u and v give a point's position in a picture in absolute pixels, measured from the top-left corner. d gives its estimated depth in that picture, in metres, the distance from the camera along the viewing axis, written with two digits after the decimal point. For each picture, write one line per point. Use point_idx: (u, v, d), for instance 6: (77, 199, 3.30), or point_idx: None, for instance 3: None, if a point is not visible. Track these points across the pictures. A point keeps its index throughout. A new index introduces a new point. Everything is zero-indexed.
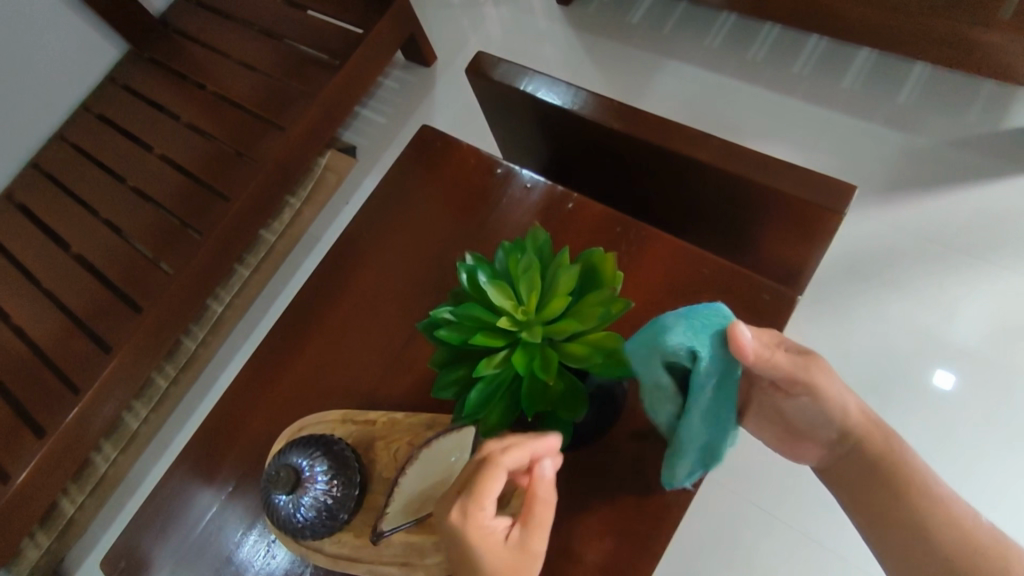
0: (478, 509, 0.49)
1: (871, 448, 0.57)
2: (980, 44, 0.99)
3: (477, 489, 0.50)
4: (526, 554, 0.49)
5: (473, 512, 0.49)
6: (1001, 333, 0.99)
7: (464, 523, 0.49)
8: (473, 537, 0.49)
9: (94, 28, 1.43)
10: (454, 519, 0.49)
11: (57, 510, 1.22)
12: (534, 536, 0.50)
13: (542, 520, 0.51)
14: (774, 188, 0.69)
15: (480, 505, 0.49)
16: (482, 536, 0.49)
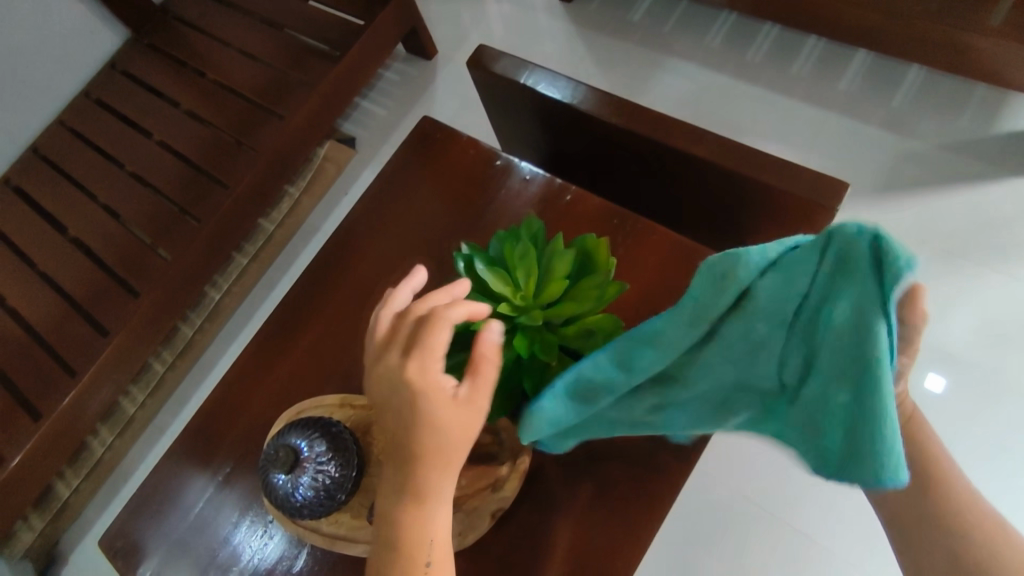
0: (432, 359, 0.46)
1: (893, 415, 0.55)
2: (973, 49, 1.01)
3: (426, 340, 0.47)
4: (476, 410, 0.46)
5: (427, 364, 0.46)
6: (987, 335, 1.02)
7: (423, 379, 0.46)
8: (419, 390, 0.46)
9: (94, 13, 1.43)
10: (408, 371, 0.46)
11: (51, 494, 1.22)
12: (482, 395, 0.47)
13: (490, 380, 0.47)
14: (769, 185, 0.70)
15: (429, 356, 0.47)
16: (431, 388, 0.46)
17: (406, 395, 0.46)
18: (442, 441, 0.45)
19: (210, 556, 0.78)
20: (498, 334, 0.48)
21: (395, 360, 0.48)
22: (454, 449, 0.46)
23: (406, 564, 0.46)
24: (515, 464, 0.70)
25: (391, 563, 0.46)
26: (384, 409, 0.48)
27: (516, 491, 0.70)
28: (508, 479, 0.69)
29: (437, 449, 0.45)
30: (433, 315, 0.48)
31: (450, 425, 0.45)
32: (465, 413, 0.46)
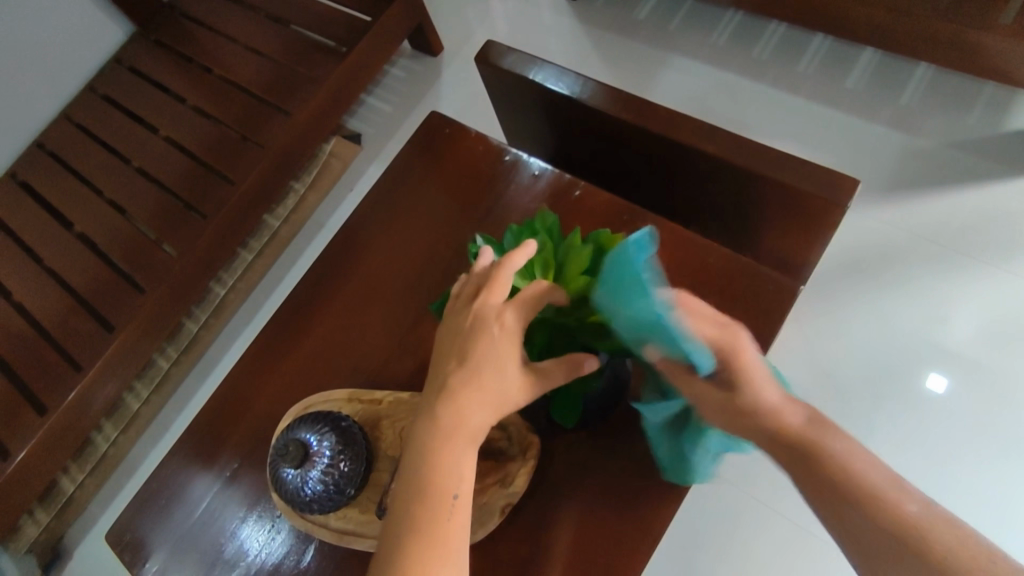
0: (500, 302, 0.53)
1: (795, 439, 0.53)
2: (982, 46, 1.00)
3: (529, 299, 0.53)
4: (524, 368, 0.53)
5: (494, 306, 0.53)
6: (994, 334, 1.01)
7: (488, 318, 0.53)
8: (508, 336, 0.52)
9: (100, 8, 1.43)
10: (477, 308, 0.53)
11: (57, 488, 1.23)
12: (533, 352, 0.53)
13: (555, 378, 0.55)
14: (780, 181, 0.70)
15: (524, 314, 0.53)
16: (513, 341, 0.52)
17: (495, 333, 0.52)
18: (504, 389, 0.52)
19: (217, 551, 0.78)
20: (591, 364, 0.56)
21: (494, 300, 0.53)
22: (507, 402, 0.52)
23: (437, 493, 0.48)
24: (525, 460, 0.70)
25: (424, 489, 0.49)
26: (458, 332, 0.53)
27: (525, 487, 0.70)
28: (517, 475, 0.69)
29: (497, 391, 0.51)
30: (540, 283, 0.54)
31: (515, 380, 0.52)
32: (528, 386, 0.53)
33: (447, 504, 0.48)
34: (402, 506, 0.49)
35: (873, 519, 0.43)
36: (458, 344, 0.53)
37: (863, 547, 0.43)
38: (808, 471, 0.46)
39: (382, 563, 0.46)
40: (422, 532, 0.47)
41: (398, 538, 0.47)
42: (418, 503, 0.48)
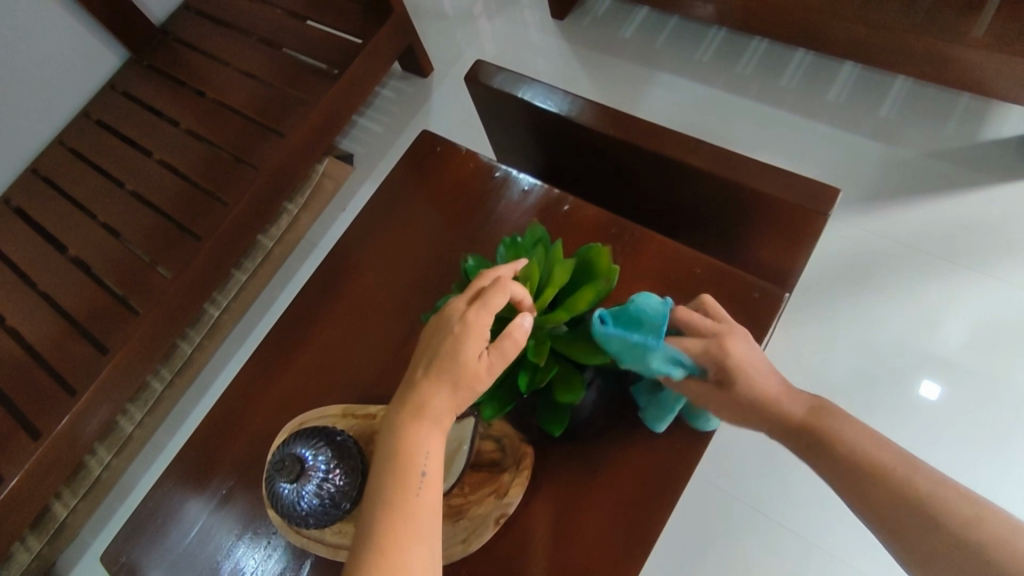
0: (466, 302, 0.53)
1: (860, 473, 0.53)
2: (955, 60, 1.03)
3: (489, 297, 0.52)
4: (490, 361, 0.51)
5: (459, 308, 0.53)
6: (983, 339, 1.03)
7: (454, 317, 0.52)
8: (465, 333, 0.51)
9: (94, 34, 1.45)
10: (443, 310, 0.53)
11: (49, 515, 1.21)
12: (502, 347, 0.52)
13: (506, 353, 0.52)
14: (763, 193, 0.72)
15: (484, 310, 0.52)
16: (471, 337, 0.51)
17: (453, 332, 0.51)
18: (462, 378, 0.51)
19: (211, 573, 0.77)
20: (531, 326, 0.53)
21: (459, 303, 0.53)
22: (464, 390, 0.51)
23: (399, 476, 0.49)
24: (519, 470, 0.70)
25: (388, 476, 0.49)
26: (428, 336, 0.54)
27: (520, 498, 0.70)
28: (511, 485, 0.70)
29: (455, 381, 0.51)
30: (501, 282, 0.53)
31: (471, 370, 0.51)
32: (485, 371, 0.51)
33: (411, 486, 0.48)
34: (367, 507, 0.49)
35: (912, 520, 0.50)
36: (425, 347, 0.53)
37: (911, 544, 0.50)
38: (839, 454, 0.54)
39: (356, 554, 0.46)
40: (392, 514, 0.48)
41: (370, 523, 0.47)
42: (384, 491, 0.48)
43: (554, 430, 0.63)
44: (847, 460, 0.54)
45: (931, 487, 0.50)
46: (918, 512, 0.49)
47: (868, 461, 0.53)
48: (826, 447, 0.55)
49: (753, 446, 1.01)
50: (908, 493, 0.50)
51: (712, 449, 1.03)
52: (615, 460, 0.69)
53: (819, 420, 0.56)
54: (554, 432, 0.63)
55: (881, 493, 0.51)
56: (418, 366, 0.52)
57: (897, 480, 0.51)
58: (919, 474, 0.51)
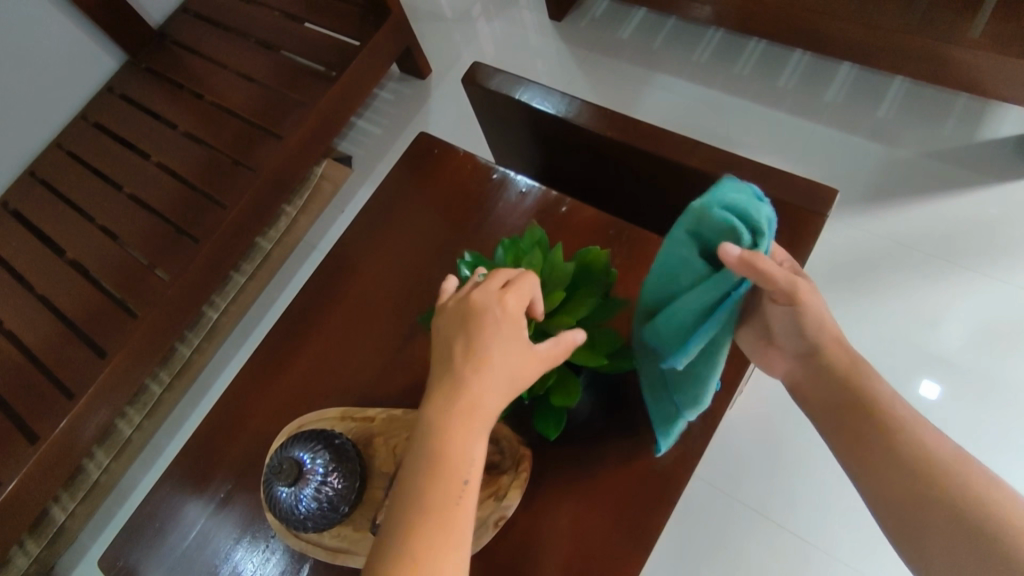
0: (501, 288, 0.52)
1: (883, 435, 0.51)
2: (952, 61, 1.04)
3: (522, 281, 0.53)
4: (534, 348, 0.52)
5: (495, 293, 0.52)
6: (981, 339, 1.03)
7: (492, 302, 0.51)
8: (509, 318, 0.51)
9: (92, 37, 1.45)
10: (476, 297, 0.52)
11: (47, 518, 1.21)
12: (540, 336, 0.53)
13: (542, 337, 0.54)
14: (762, 194, 0.72)
15: (521, 295, 0.52)
16: (514, 322, 0.51)
17: (497, 317, 0.51)
18: (508, 366, 0.50)
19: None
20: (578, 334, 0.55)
21: (491, 287, 0.52)
22: (509, 380, 0.51)
23: (443, 482, 0.47)
24: (517, 472, 0.70)
25: (430, 482, 0.47)
26: (460, 324, 0.51)
27: (519, 501, 0.69)
28: (510, 487, 0.69)
29: (502, 366, 0.50)
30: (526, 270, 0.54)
31: (515, 357, 0.51)
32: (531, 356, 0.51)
33: (455, 493, 0.47)
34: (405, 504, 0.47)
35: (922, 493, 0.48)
36: (458, 335, 0.51)
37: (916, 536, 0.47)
38: (871, 434, 0.52)
39: (402, 554, 0.44)
40: (438, 510, 0.46)
41: (411, 533, 0.45)
42: (426, 497, 0.46)
43: (551, 433, 0.62)
44: (873, 445, 0.51)
45: (979, 494, 0.46)
46: (946, 513, 0.46)
47: (910, 454, 0.49)
48: (856, 424, 0.53)
49: (750, 447, 1.02)
50: (943, 488, 0.47)
51: (711, 450, 1.03)
52: (611, 462, 0.69)
53: (860, 392, 0.54)
54: (550, 436, 0.62)
55: (911, 488, 0.48)
56: (457, 355, 0.50)
57: (937, 477, 0.48)
58: (966, 471, 0.48)
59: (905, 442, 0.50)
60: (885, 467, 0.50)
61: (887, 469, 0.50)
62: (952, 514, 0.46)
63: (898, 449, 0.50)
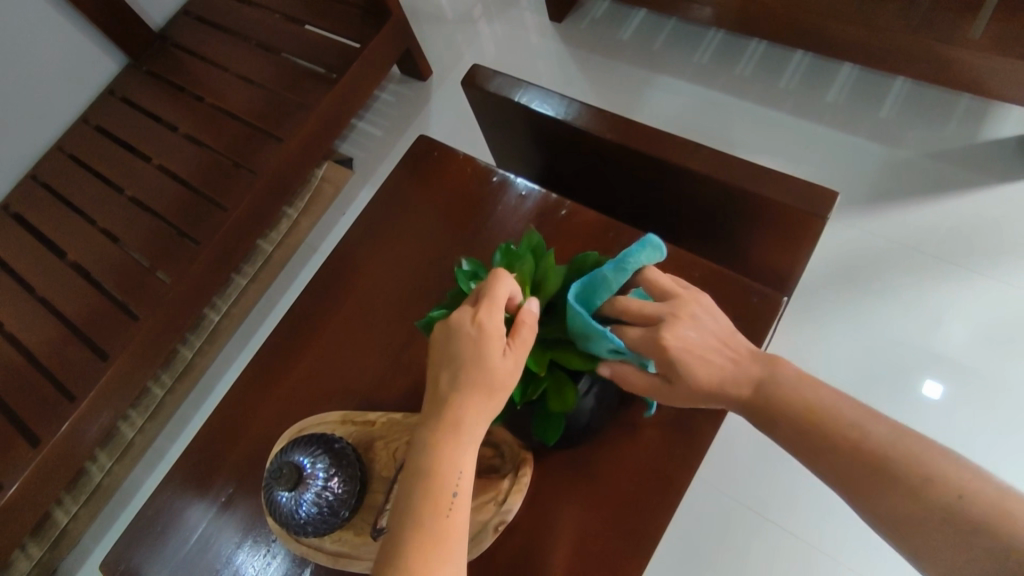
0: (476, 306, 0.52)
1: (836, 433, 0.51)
2: (953, 61, 1.03)
3: (492, 294, 0.53)
4: (515, 359, 0.52)
5: (472, 312, 0.52)
6: (984, 340, 1.02)
7: (467, 321, 0.51)
8: (484, 335, 0.50)
9: (92, 40, 1.45)
10: (454, 318, 0.52)
11: (50, 521, 1.21)
12: (521, 346, 0.52)
13: (526, 341, 0.53)
14: (762, 196, 0.72)
15: (495, 308, 0.52)
16: (491, 337, 0.50)
17: (472, 336, 0.50)
18: (492, 379, 0.50)
19: None
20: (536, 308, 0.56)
21: (464, 309, 0.53)
22: (498, 392, 0.51)
23: (432, 494, 0.47)
24: (518, 477, 0.70)
25: (421, 497, 0.47)
26: (441, 348, 0.52)
27: (519, 505, 0.69)
28: (510, 491, 0.69)
29: (486, 382, 0.50)
30: (501, 280, 0.54)
31: (499, 370, 0.50)
32: (513, 366, 0.51)
33: (444, 504, 0.47)
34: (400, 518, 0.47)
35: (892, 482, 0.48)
36: (442, 357, 0.52)
37: (900, 526, 0.47)
38: (824, 450, 0.52)
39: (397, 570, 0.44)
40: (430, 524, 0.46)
41: (399, 543, 0.46)
42: (416, 509, 0.47)
43: (549, 437, 0.63)
44: (832, 458, 0.51)
45: (935, 471, 0.47)
46: (925, 513, 0.46)
47: (867, 444, 0.50)
48: (809, 442, 0.53)
49: (751, 448, 1.01)
50: (906, 483, 0.47)
51: (714, 452, 1.03)
52: (609, 467, 0.69)
53: (785, 400, 0.55)
54: (548, 440, 0.63)
55: (883, 497, 0.48)
56: (441, 378, 0.51)
57: (894, 472, 0.48)
58: (920, 451, 0.48)
59: (852, 447, 0.50)
60: (852, 479, 0.50)
61: (855, 483, 0.50)
62: (928, 512, 0.46)
63: (854, 457, 0.50)
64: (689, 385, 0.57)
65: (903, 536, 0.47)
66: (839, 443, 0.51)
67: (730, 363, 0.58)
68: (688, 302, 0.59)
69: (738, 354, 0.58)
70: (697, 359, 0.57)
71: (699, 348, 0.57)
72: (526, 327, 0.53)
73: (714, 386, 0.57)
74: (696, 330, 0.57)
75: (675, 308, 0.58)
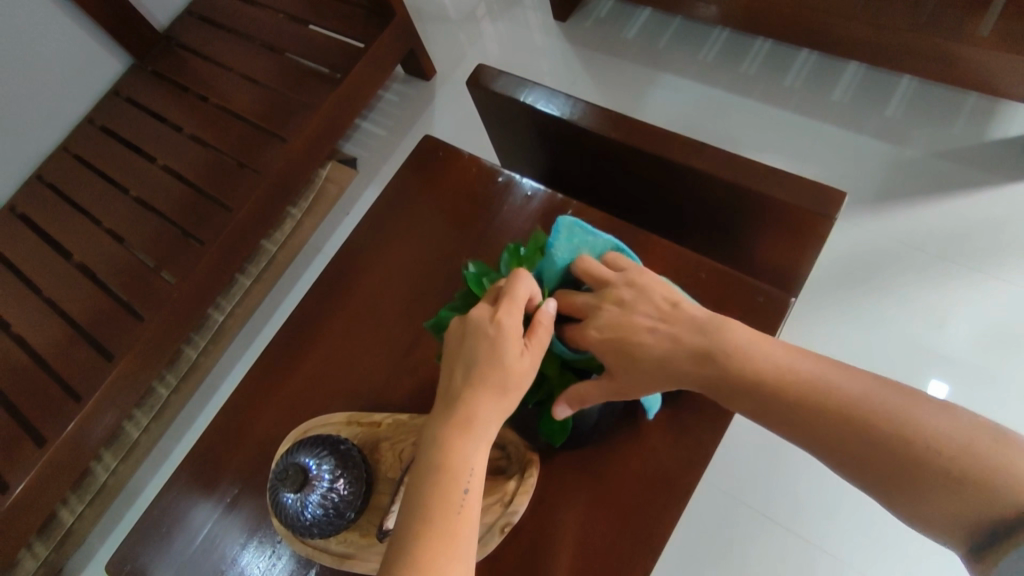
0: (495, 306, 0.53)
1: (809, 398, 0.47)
2: (961, 59, 1.03)
3: (511, 294, 0.54)
4: (530, 359, 0.52)
5: (491, 312, 0.53)
6: (992, 341, 1.01)
7: (485, 320, 0.52)
8: (502, 334, 0.51)
9: (97, 41, 1.46)
10: (472, 316, 0.53)
11: (56, 520, 1.22)
12: (536, 346, 0.53)
13: (542, 342, 0.54)
14: (769, 196, 0.71)
15: (513, 308, 0.53)
16: (509, 336, 0.51)
17: (490, 334, 0.51)
18: (508, 378, 0.50)
19: None
20: (553, 309, 0.56)
21: (483, 307, 0.53)
22: (512, 390, 0.51)
23: (443, 487, 0.46)
24: (524, 478, 0.70)
25: (430, 489, 0.47)
26: (458, 346, 0.53)
27: (526, 507, 0.69)
28: (516, 493, 0.69)
29: (500, 380, 0.50)
30: (519, 279, 0.55)
31: (515, 368, 0.51)
32: (528, 366, 0.52)
33: (455, 499, 0.46)
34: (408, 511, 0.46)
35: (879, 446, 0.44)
36: (459, 355, 0.52)
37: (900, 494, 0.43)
38: (796, 416, 0.48)
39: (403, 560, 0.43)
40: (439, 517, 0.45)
41: (408, 536, 0.45)
42: (426, 502, 0.46)
43: (557, 438, 0.64)
44: (814, 427, 0.47)
45: (920, 425, 0.43)
46: (907, 468, 0.42)
47: (842, 407, 0.46)
48: (779, 408, 0.49)
49: (756, 449, 1.01)
50: (883, 441, 0.44)
51: (720, 454, 1.02)
52: (616, 469, 0.69)
53: (751, 370, 0.51)
54: (556, 441, 0.64)
55: (864, 459, 0.44)
56: (456, 375, 0.51)
57: (869, 430, 0.44)
58: (897, 404, 0.45)
59: (821, 408, 0.47)
60: (829, 442, 0.46)
61: (835, 447, 0.46)
62: (910, 469, 0.42)
63: (827, 420, 0.46)
64: (630, 370, 0.56)
65: (906, 503, 0.43)
66: (818, 411, 0.47)
67: (667, 340, 0.55)
68: (617, 287, 0.60)
69: (676, 326, 0.56)
70: (631, 343, 0.56)
71: (631, 331, 0.57)
72: (541, 328, 0.54)
73: (662, 366, 0.55)
74: (625, 316, 0.58)
75: (602, 297, 0.60)
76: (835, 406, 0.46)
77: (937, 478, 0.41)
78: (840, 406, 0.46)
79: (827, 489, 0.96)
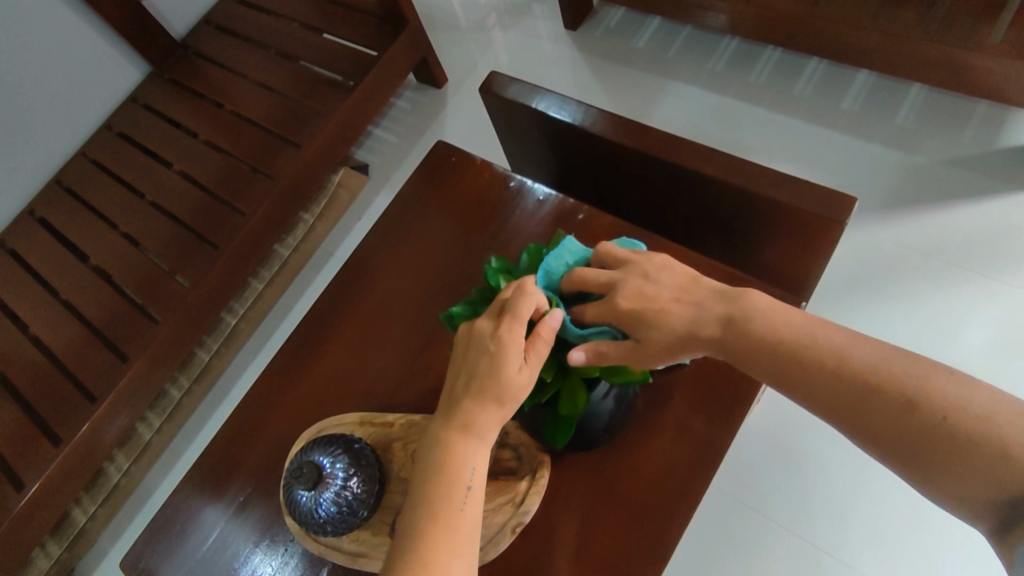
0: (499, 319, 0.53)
1: (839, 374, 0.49)
2: (969, 67, 1.03)
3: (514, 309, 0.53)
4: (529, 372, 0.52)
5: (497, 326, 0.52)
6: (1007, 349, 1.01)
7: (489, 335, 0.52)
8: (502, 350, 0.51)
9: (117, 49, 1.49)
10: (477, 329, 0.53)
11: (68, 521, 1.23)
12: (535, 359, 0.52)
13: (541, 356, 0.53)
14: (780, 201, 0.72)
15: (516, 323, 0.52)
16: (509, 352, 0.51)
17: (490, 351, 0.51)
18: (506, 392, 0.51)
19: None
20: (558, 322, 0.54)
21: (487, 322, 0.53)
22: (509, 403, 0.51)
23: (445, 491, 0.48)
24: (535, 479, 0.70)
25: (435, 492, 0.48)
26: (460, 357, 0.54)
27: (537, 506, 0.70)
28: (527, 493, 0.70)
29: (497, 393, 0.50)
30: (523, 291, 0.54)
31: (513, 382, 0.51)
32: (527, 379, 0.51)
33: (455, 505, 0.48)
34: (412, 514, 0.48)
35: (910, 425, 0.45)
36: (461, 364, 0.53)
37: (924, 470, 0.44)
38: (819, 386, 0.50)
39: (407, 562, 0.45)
40: (439, 526, 0.47)
41: (410, 538, 0.47)
42: (426, 507, 0.48)
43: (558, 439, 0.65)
44: (840, 404, 0.49)
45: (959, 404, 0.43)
46: (939, 446, 0.43)
47: (866, 380, 0.47)
48: (806, 379, 0.50)
49: (766, 454, 1.01)
50: (917, 420, 0.45)
51: (730, 461, 1.02)
52: (625, 469, 0.69)
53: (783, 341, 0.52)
54: (557, 442, 0.65)
55: (905, 437, 0.45)
56: (458, 384, 0.52)
57: (906, 415, 0.45)
58: (935, 386, 0.45)
59: (843, 379, 0.48)
60: (864, 415, 0.47)
61: (859, 421, 0.48)
62: (941, 448, 0.43)
63: (872, 395, 0.47)
64: (657, 343, 0.57)
65: (935, 481, 0.44)
66: (844, 388, 0.48)
67: (693, 310, 0.57)
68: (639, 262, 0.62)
69: (696, 297, 0.58)
70: (655, 310, 0.58)
71: (656, 301, 0.58)
72: (540, 341, 0.53)
73: (682, 336, 0.57)
74: (655, 295, 0.59)
75: (626, 272, 0.61)
76: (873, 381, 0.47)
77: (970, 460, 0.42)
78: (869, 385, 0.47)
79: (839, 495, 0.95)
